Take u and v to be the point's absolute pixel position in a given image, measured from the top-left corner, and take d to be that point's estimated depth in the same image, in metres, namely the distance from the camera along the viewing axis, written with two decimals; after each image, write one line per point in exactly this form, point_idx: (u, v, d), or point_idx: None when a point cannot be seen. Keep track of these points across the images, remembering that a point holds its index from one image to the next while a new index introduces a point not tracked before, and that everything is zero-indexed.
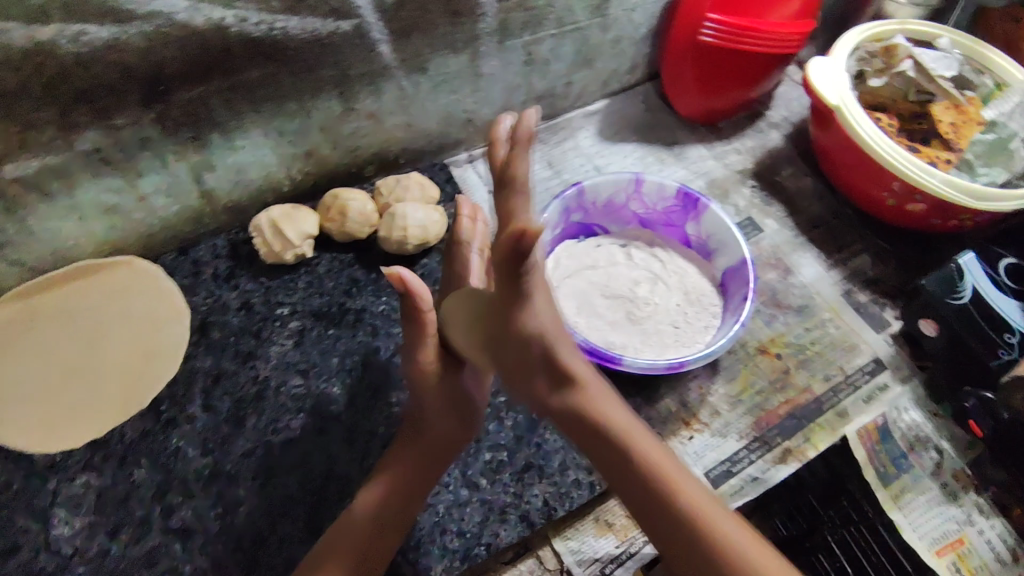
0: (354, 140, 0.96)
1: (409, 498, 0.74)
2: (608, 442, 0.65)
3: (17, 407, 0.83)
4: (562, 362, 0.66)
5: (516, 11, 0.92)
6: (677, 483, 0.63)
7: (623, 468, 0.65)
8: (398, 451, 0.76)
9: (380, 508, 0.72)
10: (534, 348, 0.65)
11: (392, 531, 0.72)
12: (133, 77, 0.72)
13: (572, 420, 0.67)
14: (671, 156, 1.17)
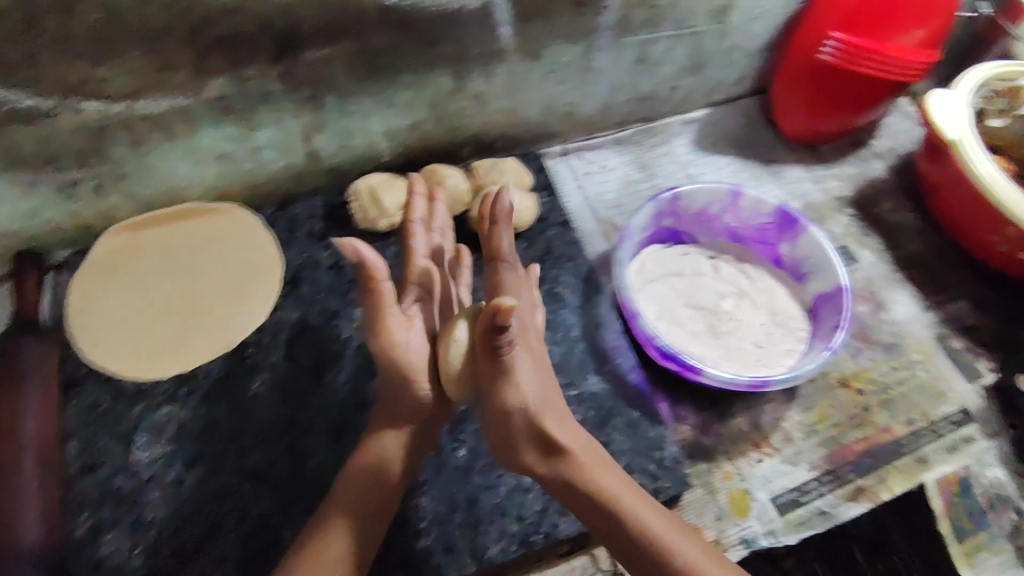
0: (459, 119, 0.97)
1: (386, 494, 0.74)
2: (600, 514, 0.68)
3: (116, 332, 0.87)
4: (546, 429, 0.69)
5: (637, 8, 0.91)
6: (671, 542, 0.66)
7: (618, 536, 0.68)
8: (381, 444, 0.76)
9: (358, 507, 0.72)
10: (524, 419, 0.69)
11: (373, 526, 0.72)
12: (269, 31, 0.74)
13: (564, 493, 0.70)
14: (768, 174, 1.14)
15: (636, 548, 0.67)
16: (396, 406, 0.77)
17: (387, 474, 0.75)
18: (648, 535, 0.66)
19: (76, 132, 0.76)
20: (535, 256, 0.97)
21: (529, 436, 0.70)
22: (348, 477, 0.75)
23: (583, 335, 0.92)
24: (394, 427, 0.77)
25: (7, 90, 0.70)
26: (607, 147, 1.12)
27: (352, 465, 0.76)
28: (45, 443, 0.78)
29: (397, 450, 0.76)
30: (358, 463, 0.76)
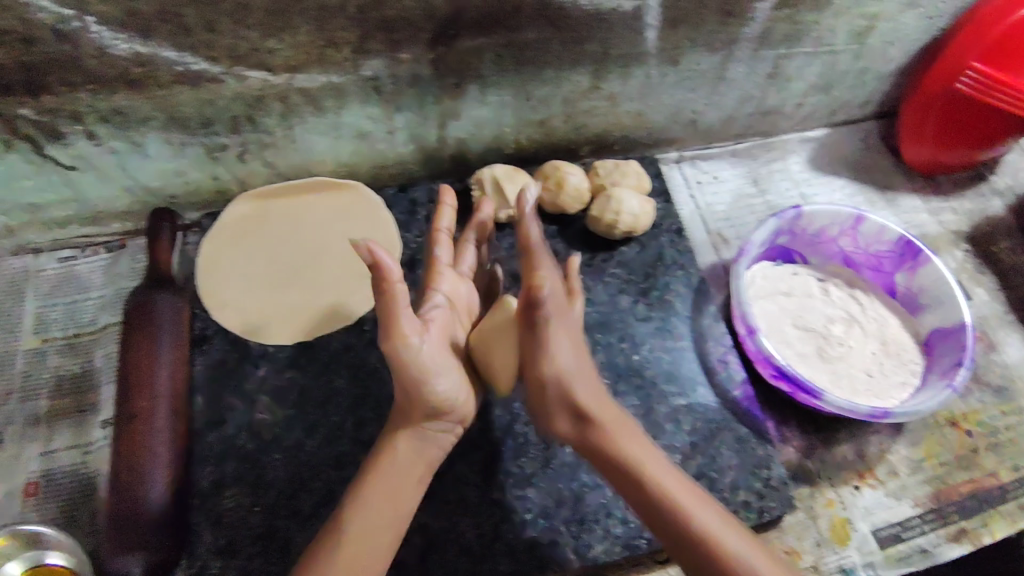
0: (585, 118, 0.97)
1: (406, 499, 0.71)
2: (624, 472, 0.69)
3: (241, 296, 0.91)
4: (578, 397, 0.71)
5: (784, 22, 0.89)
6: (690, 503, 0.67)
7: (642, 496, 0.68)
8: (401, 446, 0.72)
9: (376, 513, 0.68)
10: (555, 387, 0.71)
11: (393, 533, 0.69)
12: (433, 17, 0.75)
13: (593, 456, 0.72)
14: (883, 201, 1.12)
15: (661, 510, 0.67)
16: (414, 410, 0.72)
17: (404, 481, 0.71)
18: (671, 495, 0.67)
19: (235, 100, 0.79)
20: (648, 260, 0.97)
21: (561, 407, 0.72)
22: (367, 479, 0.70)
23: (695, 351, 0.92)
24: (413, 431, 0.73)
25: (183, 54, 0.72)
26: (721, 158, 1.12)
27: (370, 464, 0.71)
28: (176, 395, 0.82)
29: (415, 455, 0.72)
30: (376, 467, 0.71)
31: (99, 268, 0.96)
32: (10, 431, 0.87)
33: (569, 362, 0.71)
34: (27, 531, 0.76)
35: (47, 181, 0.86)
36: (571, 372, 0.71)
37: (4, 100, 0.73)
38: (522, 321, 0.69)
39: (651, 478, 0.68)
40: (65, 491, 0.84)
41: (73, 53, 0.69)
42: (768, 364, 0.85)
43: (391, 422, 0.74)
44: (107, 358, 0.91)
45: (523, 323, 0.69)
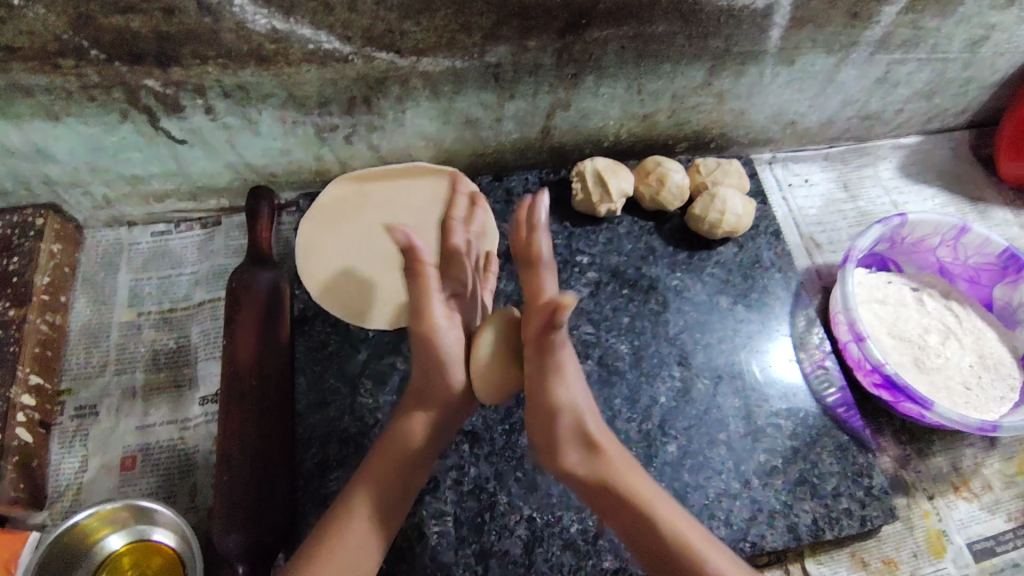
0: (690, 115, 0.96)
1: (413, 477, 0.69)
2: (630, 518, 0.64)
3: (338, 279, 0.89)
4: (582, 438, 0.65)
5: (905, 27, 0.88)
6: (699, 547, 0.63)
7: (648, 540, 0.64)
8: (418, 421, 0.69)
9: (385, 484, 0.67)
10: (558, 431, 0.64)
11: (397, 504, 0.68)
12: (569, 5, 0.74)
13: (596, 496, 0.66)
14: (974, 212, 1.11)
15: (666, 554, 0.63)
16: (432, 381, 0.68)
17: (414, 457, 0.69)
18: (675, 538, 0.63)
19: (359, 80, 0.78)
20: (745, 261, 0.96)
21: (565, 447, 0.65)
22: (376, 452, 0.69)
23: (793, 352, 0.91)
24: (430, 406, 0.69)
25: (318, 32, 0.71)
26: (813, 161, 1.11)
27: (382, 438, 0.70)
28: (282, 375, 0.81)
29: (428, 432, 0.70)
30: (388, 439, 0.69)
31: (192, 245, 0.96)
32: (105, 404, 0.85)
33: (573, 401, 0.63)
34: (137, 506, 0.73)
35: (156, 154, 0.85)
36: (579, 413, 0.64)
37: (134, 70, 0.73)
38: (538, 342, 0.61)
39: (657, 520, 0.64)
40: (163, 465, 0.82)
41: (213, 26, 0.69)
42: (873, 371, 0.85)
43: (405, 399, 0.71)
44: (201, 335, 0.90)
45: (537, 345, 0.61)
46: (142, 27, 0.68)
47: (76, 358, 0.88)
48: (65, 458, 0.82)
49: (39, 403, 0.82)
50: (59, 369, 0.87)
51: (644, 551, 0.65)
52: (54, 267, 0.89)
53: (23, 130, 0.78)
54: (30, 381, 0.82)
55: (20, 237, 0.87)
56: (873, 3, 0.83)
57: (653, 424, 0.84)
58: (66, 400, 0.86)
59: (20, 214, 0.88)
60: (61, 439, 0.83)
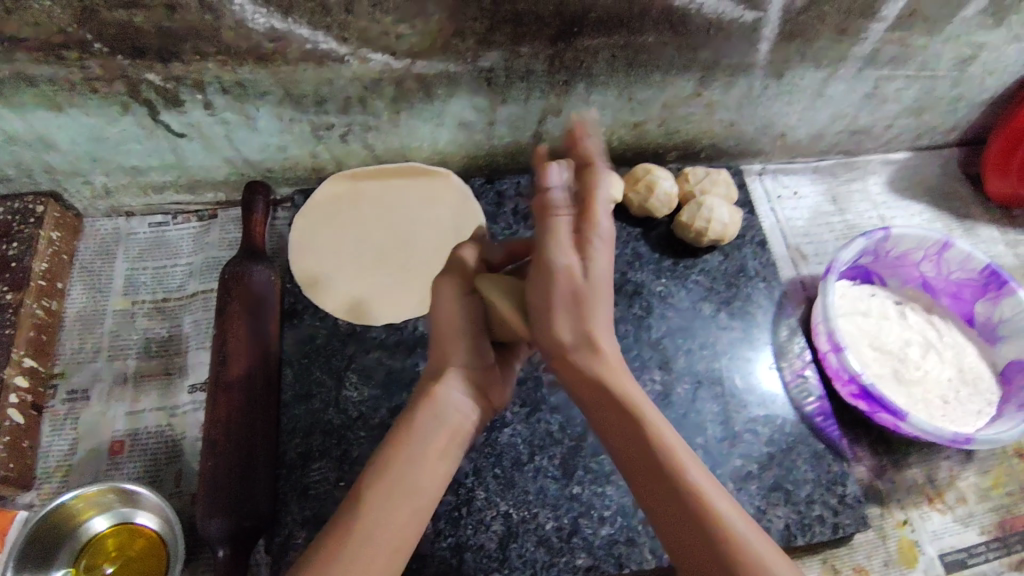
0: (680, 124, 0.97)
1: (433, 474, 0.61)
2: (619, 417, 0.61)
3: (330, 273, 0.92)
4: (582, 322, 0.62)
5: (893, 44, 0.90)
6: (689, 465, 0.58)
7: (635, 447, 0.60)
8: (435, 404, 0.65)
9: (401, 483, 0.59)
10: (558, 301, 0.61)
11: (418, 511, 0.59)
12: (561, 13, 0.76)
13: (586, 377, 0.63)
14: (961, 229, 1.12)
15: (651, 463, 0.59)
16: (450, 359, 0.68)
17: (432, 447, 0.62)
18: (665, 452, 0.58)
19: (354, 81, 0.80)
20: (730, 270, 0.98)
21: (558, 323, 0.62)
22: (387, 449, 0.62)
23: (773, 361, 0.92)
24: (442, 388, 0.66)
25: (316, 32, 0.73)
26: (802, 174, 1.13)
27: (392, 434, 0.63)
28: (270, 365, 0.83)
29: (440, 421, 0.64)
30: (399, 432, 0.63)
31: (187, 237, 0.98)
32: (97, 389, 0.87)
33: (593, 277, 0.62)
34: (120, 489, 0.75)
35: (155, 146, 0.88)
36: (589, 293, 0.62)
37: (135, 64, 0.75)
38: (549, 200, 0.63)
39: (649, 426, 0.60)
40: (150, 451, 0.84)
41: (213, 24, 0.71)
42: (851, 381, 0.87)
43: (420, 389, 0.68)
44: (193, 325, 0.92)
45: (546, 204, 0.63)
46: (145, 22, 0.70)
47: (70, 343, 0.90)
48: (56, 441, 0.84)
49: (31, 386, 0.84)
50: (53, 354, 0.89)
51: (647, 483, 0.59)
52: (52, 254, 0.91)
53: (27, 119, 0.80)
54: (24, 364, 0.84)
55: (20, 224, 0.89)
56: (861, 20, 0.85)
57: None
58: (59, 384, 0.87)
59: (21, 201, 0.90)
60: (52, 422, 0.85)
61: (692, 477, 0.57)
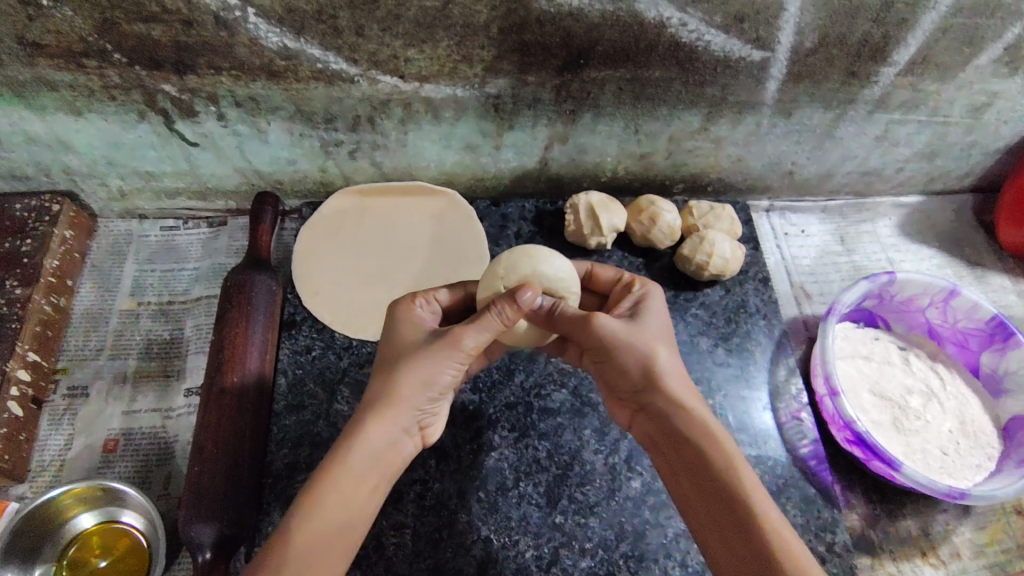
0: (687, 157, 0.98)
1: (362, 511, 0.60)
2: (695, 450, 0.64)
3: (333, 286, 0.93)
4: (650, 358, 0.68)
5: (904, 88, 0.89)
6: (760, 500, 0.60)
7: (704, 479, 0.63)
8: (373, 436, 0.61)
9: (336, 520, 0.58)
10: (627, 340, 0.68)
11: (343, 545, 0.58)
12: (568, 45, 0.77)
13: (651, 408, 0.68)
14: (971, 276, 1.10)
15: (721, 495, 0.61)
16: (401, 392, 0.62)
17: (365, 487, 0.60)
18: (738, 486, 0.61)
19: (363, 100, 0.82)
20: (730, 305, 0.97)
21: (626, 354, 0.68)
22: (320, 476, 0.59)
23: (768, 400, 0.91)
24: (389, 420, 0.62)
25: (327, 52, 0.75)
26: (811, 213, 1.12)
27: (329, 459, 0.60)
28: (264, 374, 0.84)
29: (371, 457, 0.61)
30: (336, 463, 0.59)
31: (196, 242, 1.00)
32: (97, 386, 0.89)
33: (648, 329, 0.69)
34: (108, 487, 0.77)
35: (169, 154, 0.90)
36: (647, 337, 0.69)
37: (153, 75, 0.77)
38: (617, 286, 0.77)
39: (722, 459, 0.62)
40: (142, 451, 0.85)
41: (228, 40, 0.73)
42: (846, 427, 0.85)
43: (357, 415, 0.63)
44: (194, 329, 0.93)
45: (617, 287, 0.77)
46: (163, 36, 0.72)
47: (75, 340, 0.92)
48: (52, 436, 0.86)
49: (33, 379, 0.86)
50: (57, 350, 0.91)
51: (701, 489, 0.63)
52: (64, 252, 0.93)
53: (47, 122, 0.83)
54: (28, 358, 0.86)
55: (36, 221, 0.91)
56: (871, 64, 0.85)
57: (619, 458, 0.84)
58: (60, 380, 0.89)
59: (38, 199, 0.93)
60: (51, 416, 0.87)
61: (760, 508, 0.59)
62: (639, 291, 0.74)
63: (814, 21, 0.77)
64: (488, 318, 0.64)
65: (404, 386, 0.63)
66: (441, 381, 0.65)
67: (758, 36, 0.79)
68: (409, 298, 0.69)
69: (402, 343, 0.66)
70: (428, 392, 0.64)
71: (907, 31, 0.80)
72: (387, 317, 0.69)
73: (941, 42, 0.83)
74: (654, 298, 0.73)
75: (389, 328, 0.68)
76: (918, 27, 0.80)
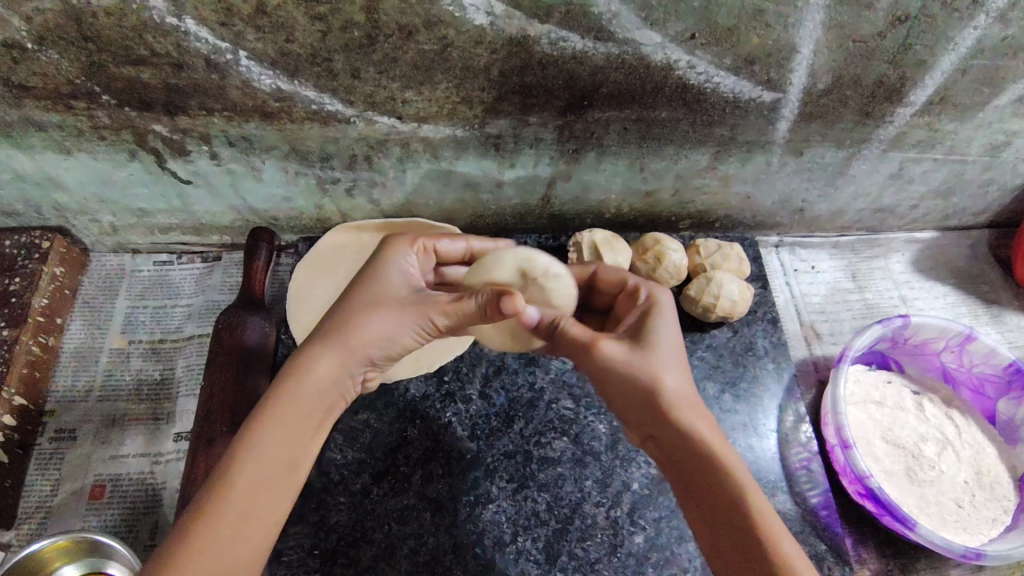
0: (694, 195, 0.95)
1: (303, 447, 0.56)
2: (703, 480, 0.58)
3: None
4: (657, 383, 0.61)
5: (920, 128, 0.86)
6: (774, 533, 0.55)
7: (714, 509, 0.58)
8: (322, 370, 0.57)
9: (276, 455, 0.54)
10: (628, 364, 0.62)
11: (282, 486, 0.54)
12: (571, 87, 0.74)
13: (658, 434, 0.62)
14: (987, 315, 1.07)
15: (733, 529, 0.56)
16: (360, 334, 0.59)
17: (309, 423, 0.56)
18: (748, 518, 0.55)
19: (360, 140, 0.79)
20: (737, 347, 0.94)
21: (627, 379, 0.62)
22: (264, 407, 0.55)
23: (777, 449, 0.86)
24: (343, 357, 0.58)
25: (322, 94, 0.73)
26: (821, 248, 1.09)
27: (277, 388, 0.56)
28: None
29: (318, 394, 0.57)
30: (280, 394, 0.56)
31: (190, 277, 0.98)
32: (85, 429, 0.87)
33: (653, 347, 0.63)
34: (91, 539, 0.73)
35: (161, 191, 0.88)
36: (653, 357, 0.62)
37: (143, 116, 0.75)
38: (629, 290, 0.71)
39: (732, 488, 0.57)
40: (129, 499, 0.82)
41: (220, 82, 0.71)
42: (857, 481, 0.82)
43: (309, 343, 0.59)
44: (186, 370, 0.91)
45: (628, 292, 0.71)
46: (152, 78, 0.70)
47: (63, 380, 0.90)
48: (37, 482, 0.83)
49: (20, 424, 0.84)
50: (44, 391, 0.89)
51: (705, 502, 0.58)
52: (54, 290, 0.91)
53: (36, 160, 0.81)
54: (13, 402, 0.83)
55: (25, 258, 0.89)
56: (887, 104, 0.82)
57: (622, 511, 0.81)
58: (48, 422, 0.87)
59: (29, 235, 0.91)
60: (38, 461, 0.84)
61: (774, 542, 0.54)
62: (646, 301, 0.68)
63: (828, 63, 0.75)
64: (466, 304, 0.60)
65: (367, 327, 0.59)
66: (403, 339, 0.61)
67: (769, 78, 0.76)
68: (410, 241, 0.67)
69: (375, 281, 0.62)
70: (389, 344, 0.61)
71: (924, 73, 0.77)
72: (379, 251, 0.65)
73: (960, 82, 0.79)
74: (663, 304, 0.67)
75: (371, 261, 0.64)
76: (937, 69, 0.77)
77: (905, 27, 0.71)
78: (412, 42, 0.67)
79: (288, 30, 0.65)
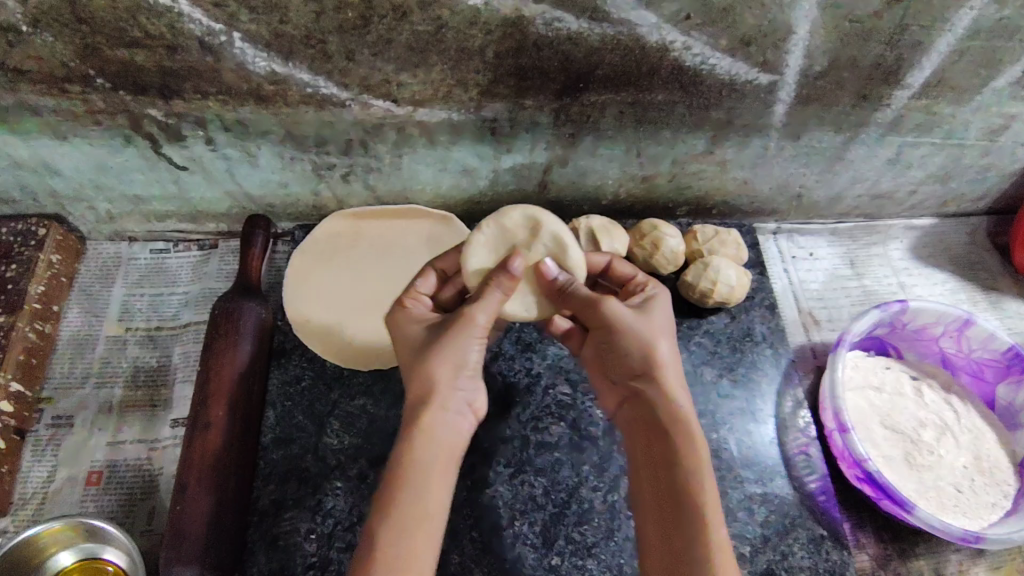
0: (691, 180, 0.95)
1: (439, 497, 0.58)
2: (666, 445, 0.64)
3: (324, 311, 0.87)
4: (645, 348, 0.67)
5: (917, 112, 0.86)
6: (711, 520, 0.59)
7: (664, 481, 0.63)
8: (428, 423, 0.61)
9: (412, 512, 0.56)
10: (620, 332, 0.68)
11: (427, 534, 0.56)
12: (567, 69, 0.74)
13: (644, 396, 0.68)
14: (986, 301, 1.07)
15: (677, 507, 0.61)
16: (434, 375, 0.62)
17: (432, 468, 0.59)
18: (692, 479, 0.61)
19: (355, 125, 0.79)
20: (735, 333, 0.93)
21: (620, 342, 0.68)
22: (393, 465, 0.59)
23: (775, 434, 0.86)
24: (436, 404, 0.62)
25: (317, 77, 0.72)
26: (820, 235, 1.09)
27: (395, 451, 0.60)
28: (251, 406, 0.79)
29: (430, 443, 0.60)
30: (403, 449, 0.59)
31: (187, 265, 0.98)
32: (82, 415, 0.87)
33: (649, 321, 0.69)
34: (88, 523, 0.73)
35: (157, 178, 0.88)
36: (647, 328, 0.68)
37: (138, 100, 0.75)
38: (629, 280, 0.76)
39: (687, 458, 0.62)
40: (127, 484, 0.82)
41: (214, 65, 0.70)
42: (855, 465, 0.82)
43: (406, 411, 0.62)
44: (182, 356, 0.91)
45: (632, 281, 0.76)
46: (146, 61, 0.70)
47: (60, 368, 0.90)
48: (34, 468, 0.83)
49: (16, 410, 0.84)
50: (41, 378, 0.88)
51: (655, 456, 0.65)
52: (50, 277, 0.91)
53: (31, 146, 0.81)
54: (10, 388, 0.83)
55: (21, 246, 0.89)
56: (883, 86, 0.81)
57: (619, 496, 0.80)
58: (45, 409, 0.87)
59: (25, 223, 0.91)
60: (34, 447, 0.84)
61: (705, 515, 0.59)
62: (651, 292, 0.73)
63: (824, 44, 0.74)
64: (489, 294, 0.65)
65: (437, 369, 0.63)
66: (470, 363, 0.64)
67: (765, 59, 0.75)
68: (399, 303, 0.71)
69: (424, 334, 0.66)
70: (461, 374, 0.63)
71: (921, 54, 0.77)
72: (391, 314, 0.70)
73: (957, 64, 0.79)
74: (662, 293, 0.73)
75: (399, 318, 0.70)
76: (933, 50, 0.77)
77: (901, 7, 0.71)
78: (406, 23, 0.67)
79: (281, 11, 0.65)
